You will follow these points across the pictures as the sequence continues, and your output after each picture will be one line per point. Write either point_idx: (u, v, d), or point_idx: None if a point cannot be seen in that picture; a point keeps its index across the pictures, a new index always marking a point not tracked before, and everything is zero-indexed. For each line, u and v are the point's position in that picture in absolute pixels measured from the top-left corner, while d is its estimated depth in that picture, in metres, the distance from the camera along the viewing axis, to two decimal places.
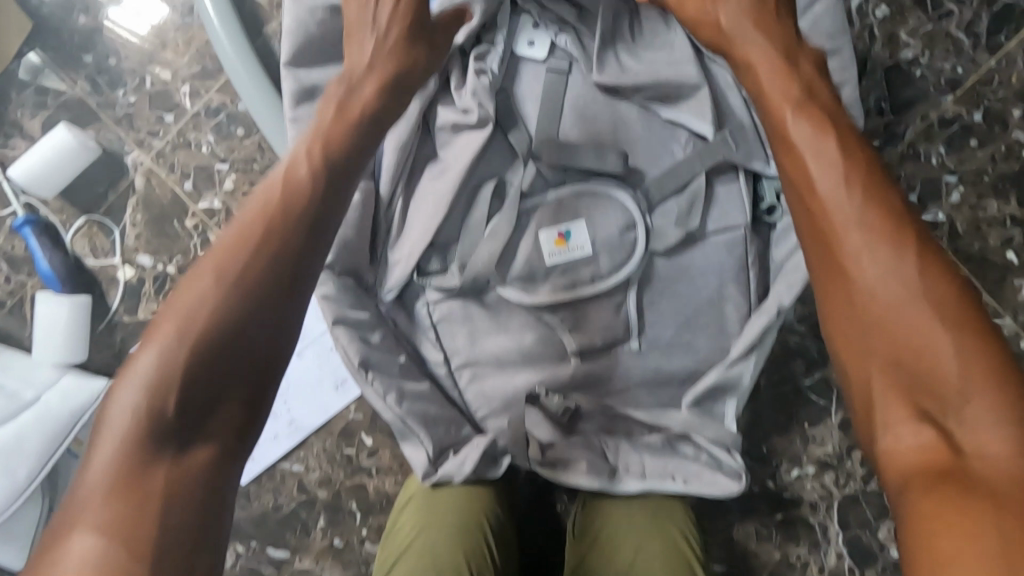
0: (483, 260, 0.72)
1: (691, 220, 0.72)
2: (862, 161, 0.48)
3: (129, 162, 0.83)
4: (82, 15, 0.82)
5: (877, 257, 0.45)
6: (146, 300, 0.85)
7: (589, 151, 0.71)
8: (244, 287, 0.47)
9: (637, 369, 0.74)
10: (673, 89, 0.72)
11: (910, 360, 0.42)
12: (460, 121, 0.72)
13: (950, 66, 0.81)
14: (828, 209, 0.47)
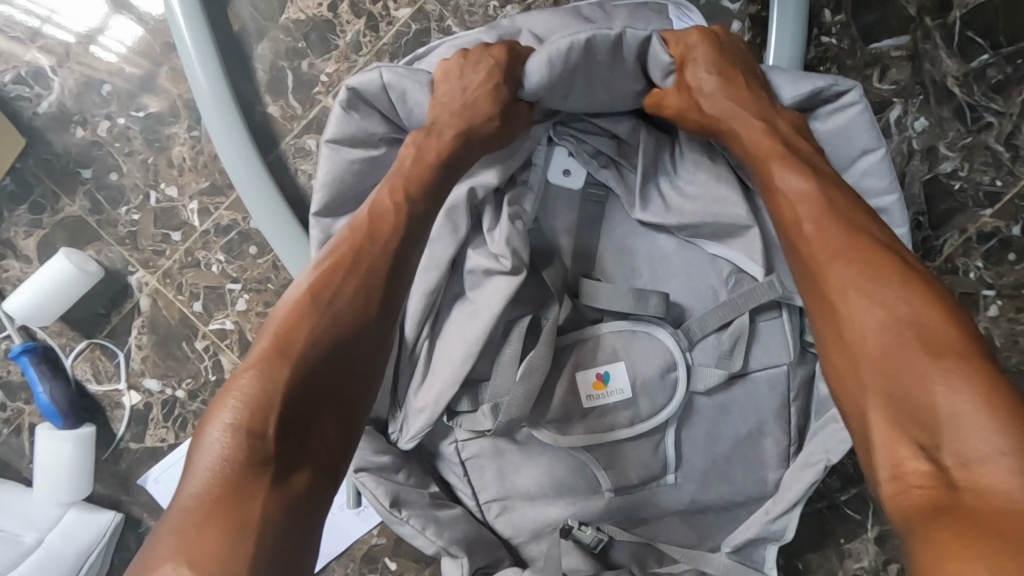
0: (518, 407, 0.63)
1: (734, 360, 0.66)
2: (893, 272, 0.46)
3: (133, 283, 0.78)
4: (79, 128, 0.76)
5: (894, 341, 0.44)
6: (154, 425, 0.80)
7: (629, 291, 0.66)
8: (278, 411, 0.46)
9: (675, 504, 0.69)
10: (723, 227, 0.65)
11: (904, 394, 0.42)
12: (492, 265, 0.64)
13: (988, 179, 0.79)
14: (853, 339, 0.46)
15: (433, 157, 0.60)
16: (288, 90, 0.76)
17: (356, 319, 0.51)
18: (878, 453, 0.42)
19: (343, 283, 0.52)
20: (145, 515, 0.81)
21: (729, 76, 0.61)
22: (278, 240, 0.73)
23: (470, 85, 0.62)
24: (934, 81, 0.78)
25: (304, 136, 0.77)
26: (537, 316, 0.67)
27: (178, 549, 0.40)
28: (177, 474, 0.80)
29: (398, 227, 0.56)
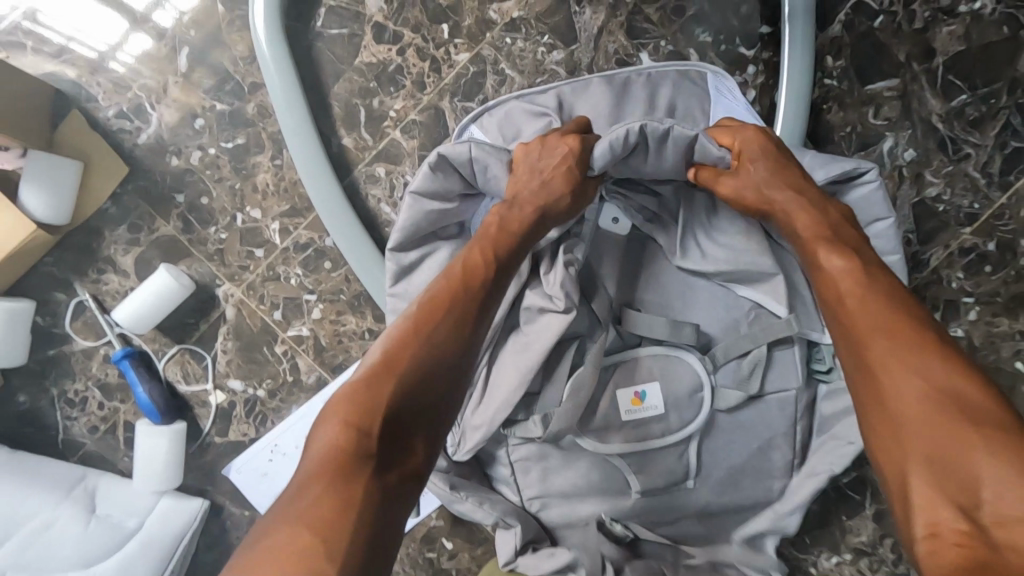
0: (566, 419, 0.73)
1: (752, 383, 0.76)
2: (925, 347, 0.52)
3: (220, 294, 0.88)
4: (174, 157, 0.86)
5: (928, 409, 0.50)
6: (237, 421, 0.90)
7: (665, 322, 0.76)
8: (373, 421, 0.54)
9: (692, 505, 0.79)
10: (752, 273, 0.74)
11: (943, 460, 0.48)
12: (545, 305, 0.73)
13: (968, 203, 0.91)
14: (887, 402, 0.52)
15: (513, 228, 0.67)
16: (361, 123, 0.87)
17: (445, 357, 0.59)
18: (916, 512, 0.48)
19: (438, 326, 0.60)
20: (229, 501, 0.90)
21: (778, 163, 0.69)
22: (354, 258, 0.83)
23: (548, 167, 0.69)
24: (921, 118, 0.90)
25: (374, 165, 0.87)
26: (583, 339, 0.77)
27: (302, 533, 0.48)
28: (259, 464, 0.90)
29: (483, 280, 0.64)
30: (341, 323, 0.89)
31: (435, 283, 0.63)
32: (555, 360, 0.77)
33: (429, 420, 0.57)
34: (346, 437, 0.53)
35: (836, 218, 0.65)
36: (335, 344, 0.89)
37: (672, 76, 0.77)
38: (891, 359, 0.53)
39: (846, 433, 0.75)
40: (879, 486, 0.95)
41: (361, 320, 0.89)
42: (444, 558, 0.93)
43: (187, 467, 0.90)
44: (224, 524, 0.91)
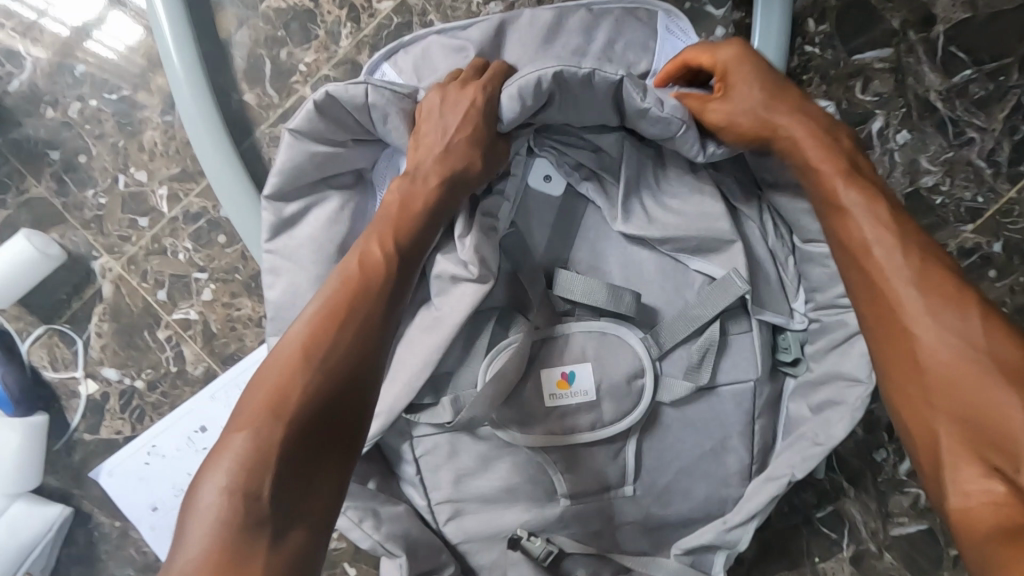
0: (481, 407, 0.66)
1: (702, 372, 0.69)
2: (956, 300, 0.48)
3: (96, 268, 0.76)
4: (49, 108, 0.75)
5: (949, 365, 0.47)
6: (110, 416, 0.78)
7: (603, 288, 0.67)
8: (273, 468, 0.43)
9: (629, 514, 0.73)
10: (706, 243, 0.68)
11: (976, 417, 0.45)
12: (459, 273, 0.65)
13: (969, 195, 0.78)
14: (921, 364, 0.48)
15: (423, 208, 0.60)
16: (265, 77, 0.75)
17: (354, 356, 0.49)
18: (946, 478, 0.45)
19: (343, 330, 0.50)
20: (96, 509, 0.78)
21: (779, 87, 0.62)
22: (228, 205, 0.72)
23: (450, 127, 0.62)
24: (916, 95, 0.77)
25: (279, 125, 0.76)
26: (506, 310, 0.70)
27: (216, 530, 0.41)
28: (133, 466, 0.77)
29: (388, 267, 0.55)
30: (235, 307, 0.77)
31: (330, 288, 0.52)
32: (471, 342, 0.69)
33: (347, 420, 0.47)
34: (243, 491, 0.42)
35: (846, 150, 0.60)
36: (226, 331, 0.77)
37: (617, 11, 0.69)
38: (922, 315, 0.48)
39: (813, 432, 0.67)
40: (857, 523, 0.81)
41: (258, 305, 0.77)
42: None
43: (49, 467, 0.78)
44: (91, 535, 0.78)
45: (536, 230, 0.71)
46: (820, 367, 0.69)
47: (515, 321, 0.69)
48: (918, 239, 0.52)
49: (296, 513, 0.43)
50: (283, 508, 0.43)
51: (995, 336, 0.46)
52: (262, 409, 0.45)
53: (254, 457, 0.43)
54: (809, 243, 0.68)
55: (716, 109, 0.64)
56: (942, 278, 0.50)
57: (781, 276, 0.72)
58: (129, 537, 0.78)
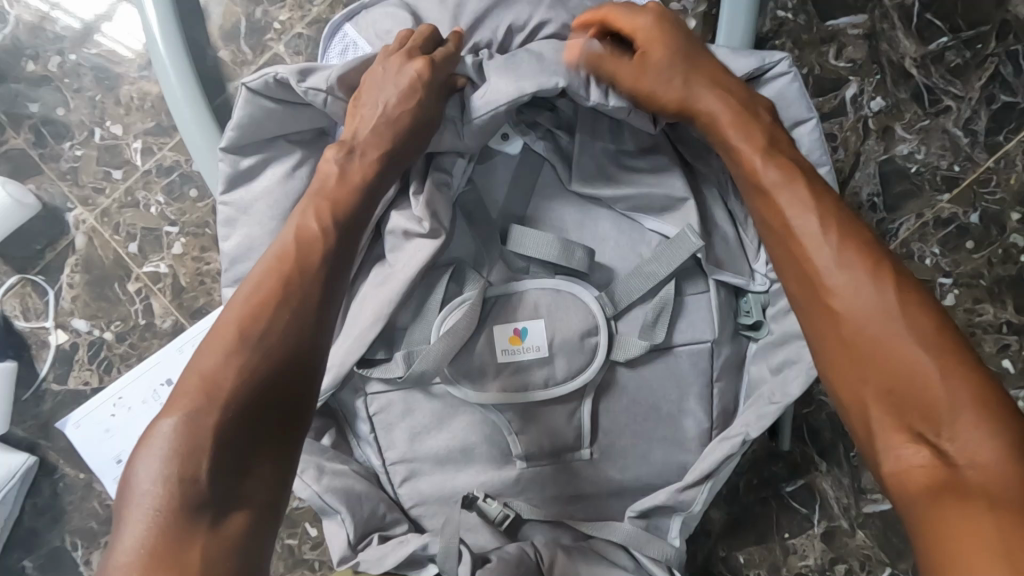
0: (433, 361, 0.66)
1: (657, 331, 0.69)
2: (878, 268, 0.47)
3: (70, 219, 0.78)
4: (31, 62, 0.77)
5: (880, 339, 0.45)
6: (79, 367, 0.78)
7: (555, 243, 0.68)
8: (209, 452, 0.42)
9: (587, 477, 0.73)
10: (658, 202, 0.69)
11: (902, 386, 0.43)
12: (411, 228, 0.65)
13: (946, 164, 0.77)
14: (847, 332, 0.46)
15: (359, 178, 0.60)
16: (241, 35, 0.77)
17: (290, 342, 0.48)
18: (877, 443, 0.44)
19: (276, 313, 0.49)
20: (62, 460, 0.78)
21: (694, 59, 0.62)
22: (195, 153, 0.72)
23: (390, 100, 0.62)
24: (891, 61, 0.77)
25: None
26: (460, 265, 0.69)
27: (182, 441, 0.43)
28: (99, 418, 0.77)
29: (327, 253, 0.55)
30: (205, 261, 0.78)
31: (257, 277, 0.51)
32: (424, 299, 0.69)
33: (289, 407, 0.46)
34: (180, 476, 0.41)
35: (767, 128, 0.59)
36: (195, 285, 0.78)
37: None
38: (844, 283, 0.47)
39: (771, 391, 0.67)
40: (829, 499, 0.79)
41: None
42: (306, 546, 0.80)
43: (17, 416, 0.78)
44: (55, 487, 0.79)
45: (497, 184, 0.71)
46: (782, 327, 0.69)
47: (470, 277, 0.69)
48: (855, 220, 0.51)
49: (236, 498, 0.42)
50: (220, 492, 0.42)
51: (927, 313, 0.45)
52: (192, 396, 0.44)
53: (217, 380, 0.45)
54: None
55: (644, 81, 0.62)
56: (868, 253, 0.48)
57: (739, 234, 0.71)
58: (93, 490, 0.78)
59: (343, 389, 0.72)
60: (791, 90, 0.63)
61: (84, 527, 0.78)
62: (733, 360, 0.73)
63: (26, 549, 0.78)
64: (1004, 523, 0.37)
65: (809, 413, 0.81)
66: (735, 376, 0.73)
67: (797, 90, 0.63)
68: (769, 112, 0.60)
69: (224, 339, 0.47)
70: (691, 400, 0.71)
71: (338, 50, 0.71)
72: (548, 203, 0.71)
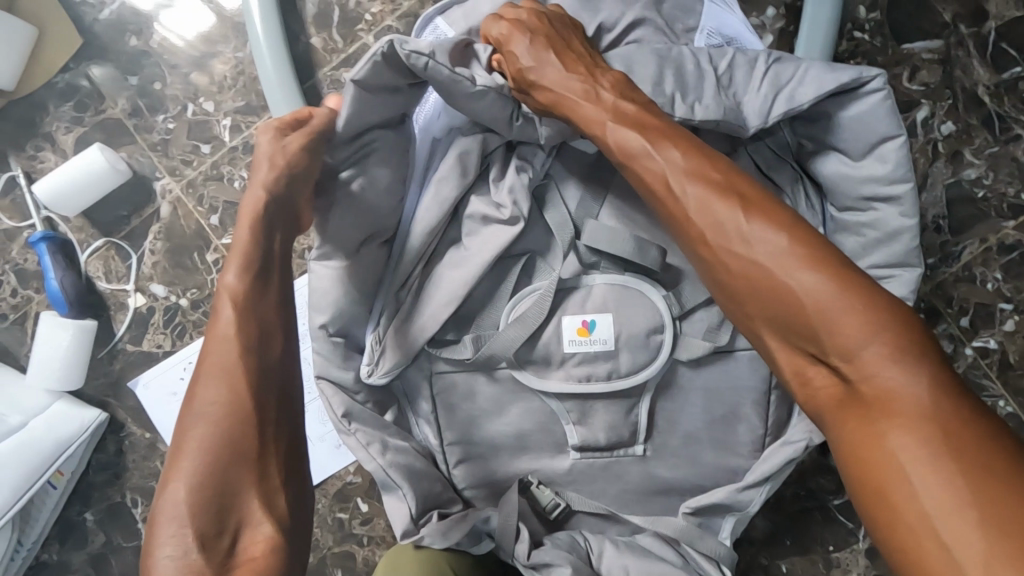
0: (504, 344, 0.71)
1: (720, 335, 0.72)
2: (735, 200, 0.49)
3: (157, 189, 0.81)
4: (134, 37, 0.81)
5: (765, 276, 0.46)
6: (153, 330, 0.81)
7: (629, 239, 0.71)
8: (205, 476, 0.47)
9: (639, 473, 0.75)
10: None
11: (783, 314, 0.45)
12: (491, 214, 0.71)
13: (1013, 191, 0.78)
14: (728, 268, 0.48)
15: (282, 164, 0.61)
16: (333, 24, 0.81)
17: (250, 367, 0.51)
18: (792, 378, 0.47)
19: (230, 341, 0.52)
20: (130, 420, 0.81)
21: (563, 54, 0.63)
22: None
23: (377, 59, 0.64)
24: (964, 87, 0.78)
25: (340, 69, 0.80)
26: (533, 255, 0.74)
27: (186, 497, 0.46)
28: (168, 381, 0.80)
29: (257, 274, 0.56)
30: None
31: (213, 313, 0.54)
32: (498, 280, 0.74)
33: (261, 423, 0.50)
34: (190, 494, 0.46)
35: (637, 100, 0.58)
36: None
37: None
38: (714, 219, 0.49)
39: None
40: None
41: None
42: (355, 522, 0.82)
43: (91, 374, 0.81)
44: (121, 444, 0.82)
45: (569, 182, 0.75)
46: None
47: (539, 268, 0.74)
48: (714, 161, 0.51)
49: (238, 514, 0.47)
50: (219, 509, 0.47)
51: (797, 252, 0.45)
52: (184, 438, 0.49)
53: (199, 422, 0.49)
54: None
55: (542, 87, 0.62)
56: (722, 184, 0.50)
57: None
58: (157, 450, 0.81)
59: (410, 367, 0.75)
60: (881, 108, 0.61)
61: (146, 485, 0.81)
62: None
63: (90, 502, 0.81)
64: (910, 435, 0.40)
65: None
66: None
67: (887, 109, 0.60)
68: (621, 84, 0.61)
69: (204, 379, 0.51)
70: (747, 405, 0.73)
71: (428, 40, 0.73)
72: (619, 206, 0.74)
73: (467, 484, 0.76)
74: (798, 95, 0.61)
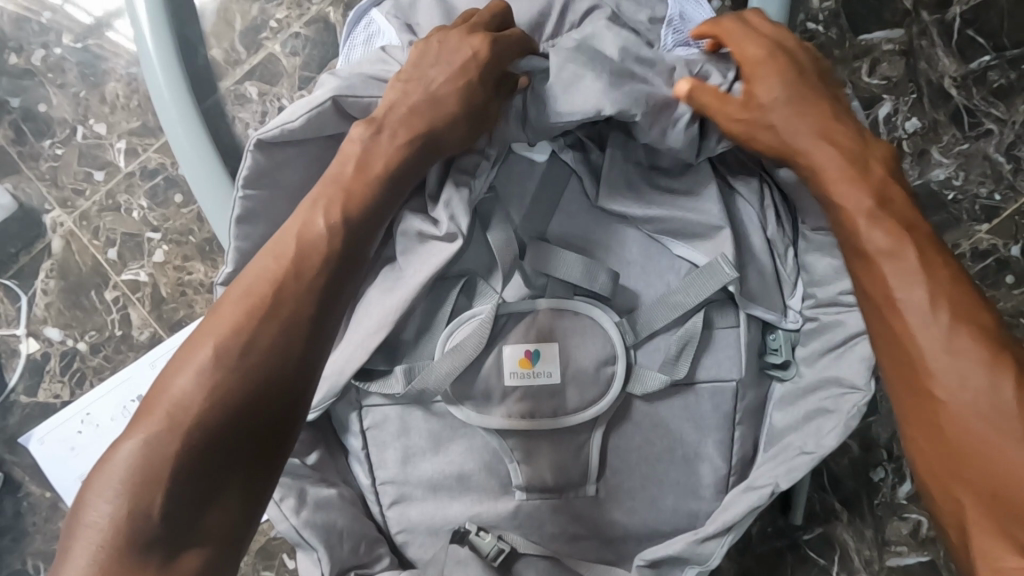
0: (437, 379, 0.63)
1: (678, 367, 0.65)
2: (992, 358, 0.41)
3: (47, 222, 0.73)
4: (14, 55, 0.73)
5: (993, 440, 0.40)
6: (49, 379, 0.73)
7: (579, 263, 0.65)
8: (169, 478, 0.38)
9: (592, 516, 0.68)
10: (691, 229, 0.66)
11: (1015, 493, 0.38)
12: (428, 231, 0.62)
13: (986, 192, 0.71)
14: (953, 418, 0.41)
15: (379, 166, 0.55)
16: (235, 34, 0.74)
17: (270, 363, 0.43)
18: (978, 552, 0.39)
19: (255, 332, 0.43)
20: (27, 478, 0.73)
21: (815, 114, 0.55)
22: (181, 155, 0.68)
23: (444, 74, 0.59)
24: (929, 80, 0.71)
25: (245, 83, 0.74)
26: (473, 277, 0.66)
27: (120, 507, 0.37)
28: (65, 435, 0.72)
29: (331, 255, 0.49)
30: (186, 271, 0.73)
31: (248, 280, 0.46)
32: (433, 310, 0.66)
33: (265, 431, 0.41)
34: (132, 509, 0.37)
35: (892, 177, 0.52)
36: (175, 295, 0.73)
37: None
38: (997, 363, 0.41)
39: (802, 440, 0.63)
40: (850, 551, 0.74)
41: (211, 269, 0.73)
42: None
43: None
44: (17, 507, 0.73)
45: (517, 195, 0.67)
46: (812, 373, 0.66)
47: (482, 291, 0.65)
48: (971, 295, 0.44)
49: (194, 532, 0.38)
50: (178, 524, 0.38)
51: None
52: (159, 419, 0.39)
53: (167, 431, 0.39)
54: (817, 232, 0.65)
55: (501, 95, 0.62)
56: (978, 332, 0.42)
57: (776, 267, 0.67)
58: (59, 510, 0.73)
59: (338, 404, 0.68)
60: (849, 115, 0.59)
61: (47, 551, 0.73)
62: (752, 401, 0.68)
63: None
64: None
65: (830, 456, 0.75)
66: (754, 415, 0.69)
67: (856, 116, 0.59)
68: (887, 164, 0.53)
69: (197, 353, 0.42)
70: (709, 442, 0.67)
71: (362, 37, 0.68)
72: (569, 225, 0.67)
73: (398, 530, 0.68)
74: None
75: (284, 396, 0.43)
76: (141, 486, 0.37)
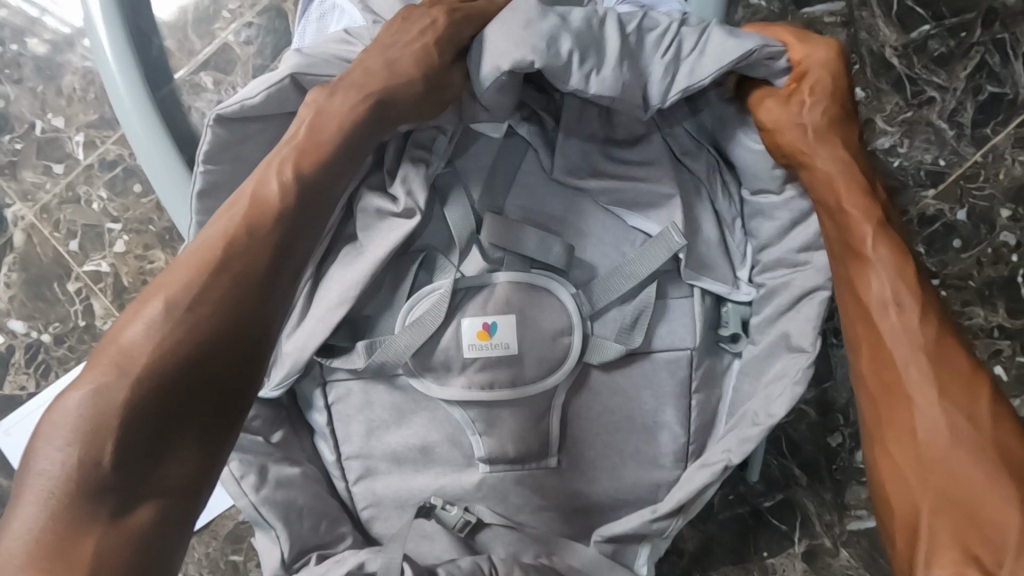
0: (398, 351, 0.64)
1: (633, 337, 0.66)
2: (943, 374, 0.46)
3: (8, 216, 0.74)
4: None
5: (948, 448, 0.44)
6: (14, 371, 0.74)
7: (536, 236, 0.66)
8: (120, 428, 0.37)
9: (554, 488, 0.68)
10: (646, 200, 0.67)
11: (957, 495, 0.43)
12: (386, 207, 0.63)
13: (931, 158, 0.72)
14: (914, 430, 0.46)
15: (334, 125, 0.55)
16: (188, 25, 0.76)
17: (224, 317, 0.42)
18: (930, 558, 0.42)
19: (206, 288, 0.43)
20: None
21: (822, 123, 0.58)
22: (136, 141, 0.68)
23: (408, 44, 0.60)
24: (870, 50, 0.73)
25: (199, 73, 0.76)
26: (431, 252, 0.66)
27: (70, 457, 0.36)
28: (31, 425, 0.73)
29: (283, 215, 0.49)
30: (148, 260, 0.74)
31: (204, 240, 0.46)
32: (393, 287, 0.66)
33: (221, 385, 0.41)
34: (83, 458, 0.36)
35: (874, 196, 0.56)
36: (137, 284, 0.74)
37: None
38: (928, 373, 0.47)
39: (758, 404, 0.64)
40: (811, 516, 0.75)
41: (172, 258, 0.74)
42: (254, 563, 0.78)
43: None
44: None
45: (472, 171, 0.67)
46: (761, 339, 0.66)
47: (441, 266, 0.66)
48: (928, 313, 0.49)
49: (148, 481, 0.37)
50: (131, 476, 0.37)
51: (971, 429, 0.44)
52: (111, 369, 0.39)
53: (120, 382, 0.38)
54: (757, 196, 0.66)
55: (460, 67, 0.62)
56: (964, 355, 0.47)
57: (726, 239, 0.69)
58: None
59: (302, 385, 0.69)
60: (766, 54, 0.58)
61: None
62: (712, 371, 0.69)
63: None
64: None
65: (789, 423, 0.76)
66: (713, 383, 0.69)
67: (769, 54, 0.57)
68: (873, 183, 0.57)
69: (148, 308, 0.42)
70: (666, 410, 0.68)
71: (315, 16, 0.70)
72: (525, 199, 0.68)
73: (363, 505, 0.69)
74: (697, 70, 0.58)
75: (239, 347, 0.43)
76: (93, 435, 0.37)
